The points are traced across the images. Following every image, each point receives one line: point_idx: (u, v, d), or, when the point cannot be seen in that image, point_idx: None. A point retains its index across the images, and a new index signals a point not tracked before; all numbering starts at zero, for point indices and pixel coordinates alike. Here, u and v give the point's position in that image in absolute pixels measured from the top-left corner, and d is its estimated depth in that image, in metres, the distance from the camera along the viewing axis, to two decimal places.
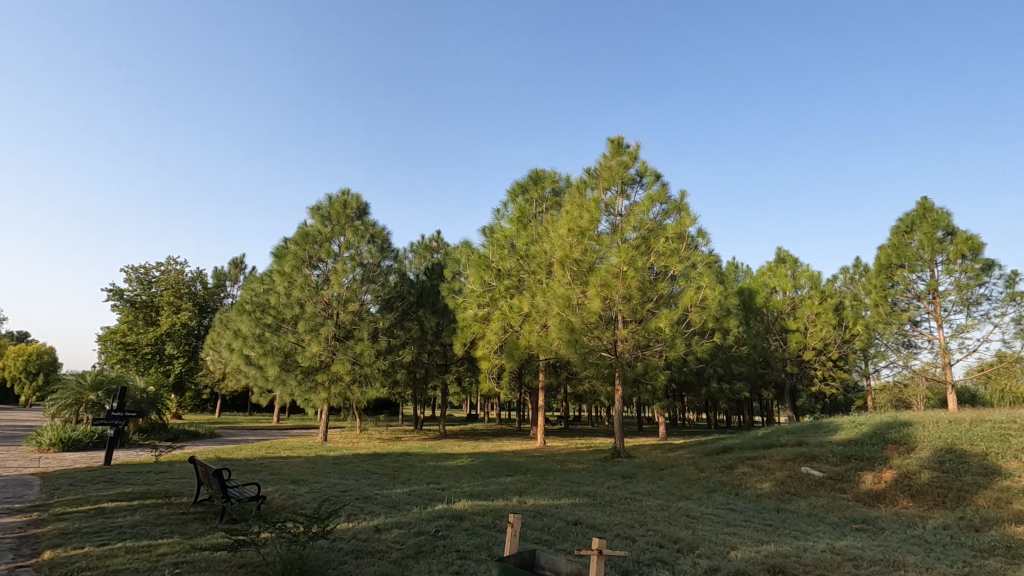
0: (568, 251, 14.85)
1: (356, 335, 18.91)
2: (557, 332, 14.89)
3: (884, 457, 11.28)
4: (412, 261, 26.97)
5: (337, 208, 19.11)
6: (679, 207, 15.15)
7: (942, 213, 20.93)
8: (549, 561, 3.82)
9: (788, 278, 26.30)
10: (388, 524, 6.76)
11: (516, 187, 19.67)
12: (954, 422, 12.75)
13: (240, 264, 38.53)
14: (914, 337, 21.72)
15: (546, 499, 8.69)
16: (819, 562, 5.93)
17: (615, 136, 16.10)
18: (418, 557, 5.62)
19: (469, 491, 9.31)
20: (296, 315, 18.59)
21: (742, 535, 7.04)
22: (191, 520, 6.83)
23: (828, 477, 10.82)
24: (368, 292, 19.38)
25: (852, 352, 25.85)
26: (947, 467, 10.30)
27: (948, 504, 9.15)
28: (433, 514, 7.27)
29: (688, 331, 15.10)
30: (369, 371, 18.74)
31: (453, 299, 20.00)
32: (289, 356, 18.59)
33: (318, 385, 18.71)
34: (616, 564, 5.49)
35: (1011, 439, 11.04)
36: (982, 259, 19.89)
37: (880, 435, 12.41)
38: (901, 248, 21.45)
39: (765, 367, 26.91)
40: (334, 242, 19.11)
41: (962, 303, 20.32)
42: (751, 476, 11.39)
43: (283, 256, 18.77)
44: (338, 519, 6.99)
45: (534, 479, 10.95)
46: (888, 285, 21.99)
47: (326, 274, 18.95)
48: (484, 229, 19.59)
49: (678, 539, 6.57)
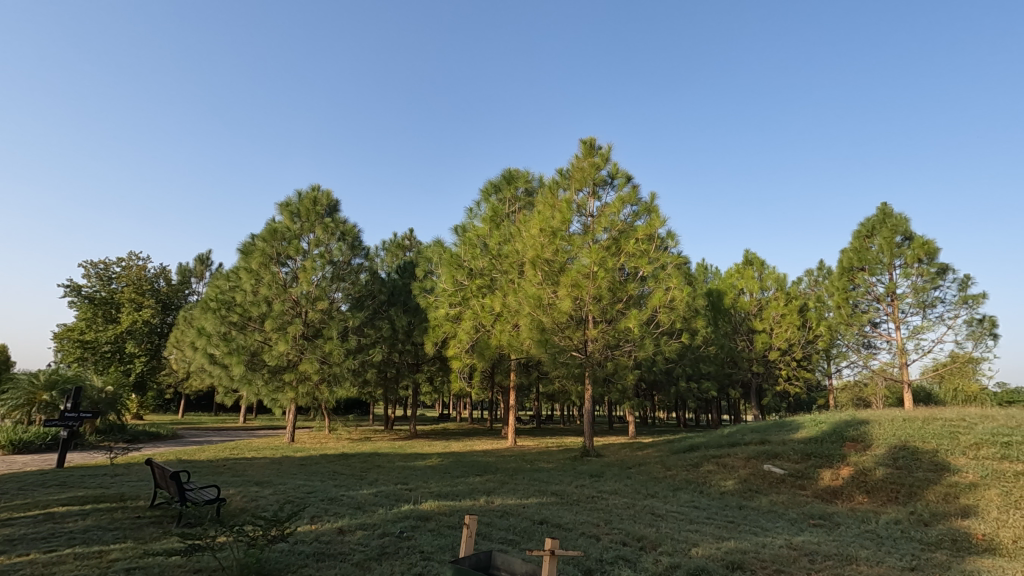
0: (539, 250, 14.89)
1: (325, 333, 18.65)
2: (528, 332, 14.92)
3: (842, 454, 11.64)
4: (384, 260, 26.74)
5: (307, 205, 18.74)
6: (649, 209, 15.36)
7: (900, 219, 21.67)
8: (504, 561, 3.83)
9: (755, 279, 26.85)
10: (352, 526, 6.69)
11: (489, 186, 19.66)
12: (908, 420, 13.23)
13: (207, 260, 37.57)
14: (873, 338, 22.48)
15: (513, 499, 8.70)
16: (777, 557, 6.08)
17: (588, 137, 16.23)
18: (381, 559, 5.56)
19: (436, 491, 9.25)
20: (263, 313, 18.21)
21: (704, 532, 7.18)
22: (147, 524, 6.61)
23: (788, 475, 11.11)
24: (338, 290, 19.12)
25: (815, 352, 26.65)
26: (900, 464, 10.69)
27: (900, 499, 9.49)
28: (398, 515, 7.20)
29: (657, 331, 15.32)
30: (339, 371, 18.48)
31: (425, 298, 19.89)
32: (255, 354, 18.21)
33: (285, 385, 18.40)
34: (578, 563, 5.53)
35: (960, 436, 11.51)
36: (937, 263, 20.71)
37: (839, 432, 12.81)
38: (862, 252, 22.17)
39: (732, 367, 27.48)
40: (303, 239, 18.76)
41: (918, 305, 21.13)
42: (715, 474, 11.62)
43: (250, 253, 18.32)
44: (300, 522, 6.85)
45: (502, 479, 10.94)
46: (850, 287, 22.71)
47: (295, 272, 18.60)
48: (457, 228, 19.56)
49: (641, 537, 6.66)
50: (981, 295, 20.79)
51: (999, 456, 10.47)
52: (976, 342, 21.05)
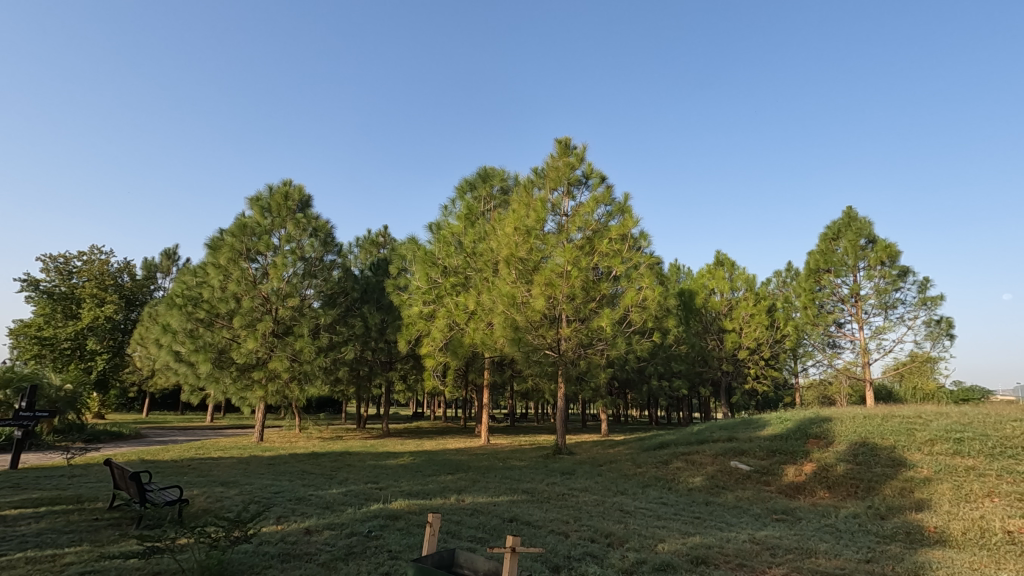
0: (513, 249, 14.91)
1: (295, 331, 18.35)
2: (501, 330, 14.88)
3: (805, 451, 11.97)
4: (358, 257, 26.49)
5: (278, 200, 18.38)
6: (622, 209, 15.51)
7: (864, 222, 22.34)
8: (468, 560, 3.85)
9: (726, 280, 27.33)
10: (320, 526, 6.60)
11: (465, 184, 19.60)
12: (868, 417, 13.67)
13: (174, 255, 36.57)
14: (838, 338, 23.13)
15: (484, 497, 8.71)
16: (740, 552, 6.22)
17: (562, 136, 16.33)
18: (348, 559, 5.50)
19: (407, 490, 9.17)
20: (232, 310, 17.85)
21: (671, 527, 7.30)
22: (104, 526, 6.42)
23: (754, 471, 11.37)
24: (310, 287, 18.83)
25: (782, 352, 27.31)
26: (860, 460, 11.05)
27: (859, 494, 9.80)
28: (367, 514, 7.13)
29: (629, 330, 15.48)
30: (310, 369, 18.20)
31: (399, 295, 19.74)
32: (223, 352, 17.84)
33: (254, 383, 18.06)
34: (546, 560, 5.56)
35: (916, 433, 11.94)
36: (898, 266, 21.44)
37: (803, 430, 13.17)
38: (828, 254, 22.80)
39: (703, 366, 27.97)
40: (274, 235, 18.41)
41: (880, 306, 21.83)
42: (683, 470, 11.83)
43: (218, 248, 17.88)
44: (265, 522, 6.73)
45: (474, 477, 10.95)
46: (816, 289, 23.34)
47: (265, 268, 18.24)
48: (431, 225, 19.45)
49: (610, 533, 6.74)
50: (939, 297, 21.60)
51: (952, 451, 10.90)
52: (934, 342, 21.85)
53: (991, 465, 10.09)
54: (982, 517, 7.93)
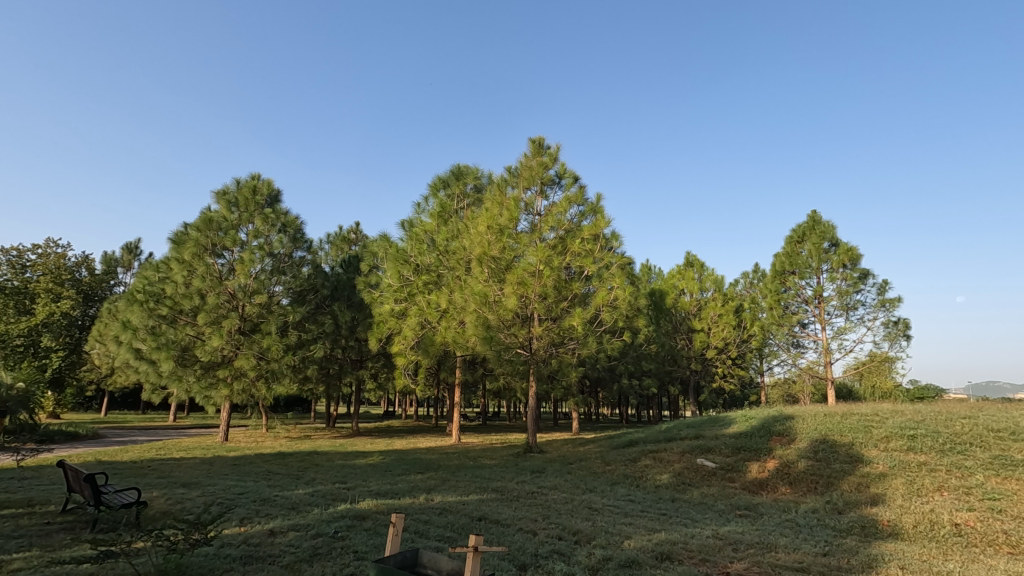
0: (486, 248, 14.89)
1: (263, 328, 18.00)
2: (473, 329, 14.80)
3: (769, 448, 12.30)
4: (329, 253, 26.10)
5: (246, 194, 17.97)
6: (595, 209, 15.65)
7: (828, 226, 23.04)
8: (431, 560, 3.85)
9: (695, 281, 27.84)
10: (284, 527, 6.46)
11: (438, 182, 19.47)
12: (829, 415, 14.11)
13: (135, 249, 35.42)
14: (802, 338, 23.76)
15: (453, 496, 8.70)
16: (703, 547, 6.34)
17: (536, 136, 16.41)
18: (312, 561, 5.41)
19: (376, 490, 9.06)
20: (196, 307, 17.37)
21: (637, 525, 7.41)
22: (57, 531, 6.18)
23: (719, 468, 11.63)
24: (278, 283, 18.45)
25: (749, 351, 27.96)
26: (820, 456, 11.39)
27: (819, 490, 10.12)
28: (334, 514, 7.03)
29: (600, 330, 15.62)
30: (277, 367, 17.84)
31: (370, 293, 19.53)
32: (186, 350, 17.38)
33: (219, 381, 17.65)
34: (513, 558, 5.59)
35: (873, 430, 12.38)
36: (859, 268, 22.17)
37: (767, 427, 13.51)
38: (794, 256, 23.44)
39: (672, 364, 28.44)
40: (241, 230, 17.96)
41: (842, 307, 22.53)
42: (652, 468, 12.01)
43: (182, 243, 17.38)
44: (226, 524, 6.57)
45: (444, 476, 10.92)
46: (782, 290, 23.96)
47: (232, 264, 17.80)
48: (404, 222, 19.30)
49: (577, 531, 6.80)
50: (897, 299, 22.41)
51: (906, 448, 11.34)
52: (892, 343, 22.65)
53: (942, 460, 10.53)
54: (932, 510, 8.28)
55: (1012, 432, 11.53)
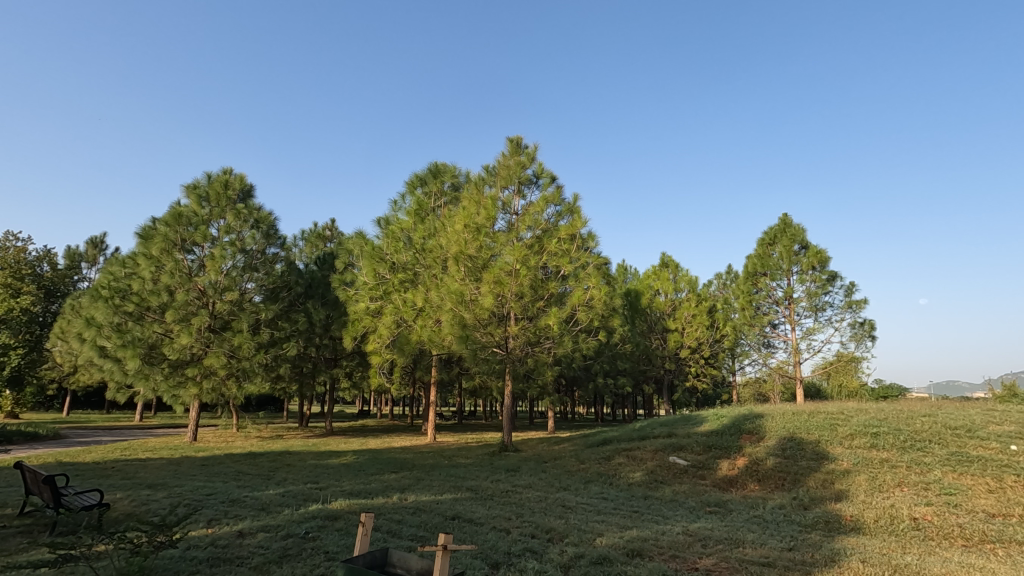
0: (463, 247, 14.87)
1: (234, 326, 17.65)
2: (449, 327, 14.74)
3: (738, 446, 12.56)
4: (303, 250, 25.71)
5: (217, 188, 17.57)
6: (572, 209, 15.75)
7: (798, 229, 23.60)
8: (401, 559, 3.85)
9: (670, 281, 28.24)
10: (253, 529, 6.35)
11: (415, 179, 19.36)
12: (797, 413, 14.45)
13: (100, 244, 34.32)
14: (773, 338, 24.25)
15: (427, 495, 8.66)
16: (673, 544, 6.44)
17: (514, 136, 16.44)
18: (282, 562, 5.32)
19: (348, 490, 8.97)
20: (164, 303, 16.93)
21: (610, 522, 7.49)
22: (13, 535, 5.96)
23: (690, 466, 11.83)
24: (250, 280, 18.11)
25: (721, 351, 28.46)
26: (788, 454, 11.69)
27: (786, 486, 10.38)
28: (304, 514, 6.95)
29: (576, 330, 15.73)
30: (248, 366, 17.53)
31: (345, 291, 19.31)
32: (153, 348, 16.96)
33: (188, 380, 17.24)
34: (485, 556, 5.59)
35: (838, 428, 12.75)
36: (828, 270, 22.77)
37: (737, 426, 13.77)
38: (765, 258, 23.95)
39: (647, 364, 28.79)
40: (212, 226, 17.57)
41: (811, 308, 23.10)
42: (625, 466, 12.15)
43: (150, 238, 16.91)
44: (193, 526, 6.44)
45: (419, 475, 10.87)
46: (754, 291, 24.43)
47: (202, 260, 17.42)
48: (380, 220, 19.14)
49: (550, 529, 6.85)
50: (863, 300, 23.08)
51: (869, 445, 11.69)
52: (858, 343, 23.31)
53: (902, 457, 10.91)
54: (893, 505, 8.56)
55: (968, 429, 12.00)
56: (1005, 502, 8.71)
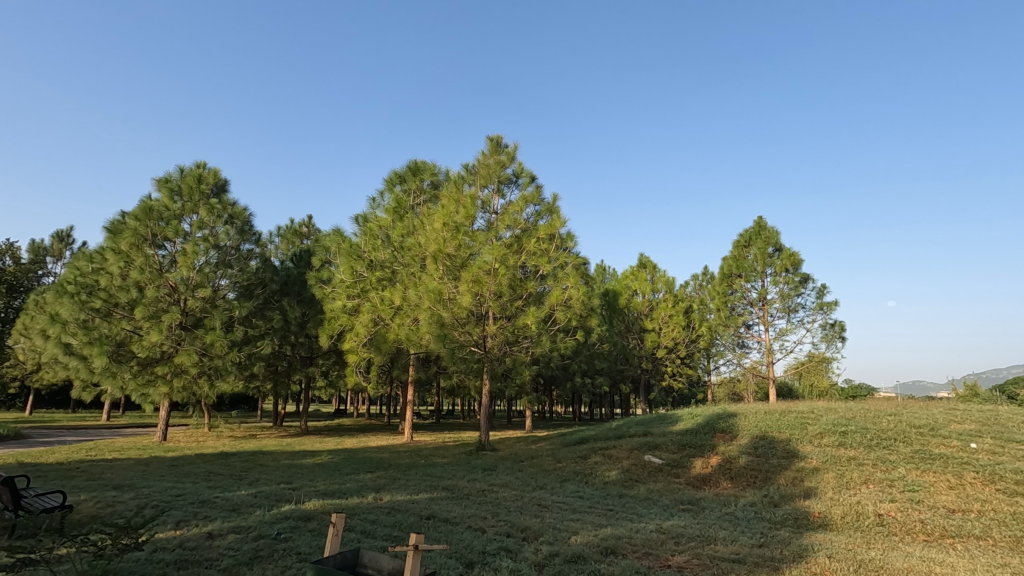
0: (441, 245, 14.81)
1: (206, 324, 17.28)
2: (427, 326, 14.67)
3: (712, 444, 12.77)
4: (279, 247, 25.29)
5: (190, 182, 17.17)
6: (551, 209, 15.80)
7: (772, 232, 24.04)
8: (372, 559, 3.83)
9: (647, 282, 28.56)
10: (223, 530, 6.23)
11: (394, 176, 19.20)
12: (769, 413, 14.73)
13: (66, 238, 33.31)
14: (746, 338, 24.68)
15: (402, 495, 8.61)
16: (646, 541, 6.52)
17: (494, 135, 16.42)
18: (252, 564, 5.23)
19: (322, 490, 8.86)
20: (133, 300, 16.56)
21: (585, 520, 7.55)
22: None
23: (665, 464, 11.99)
24: (224, 277, 17.76)
25: (696, 351, 28.87)
26: (760, 452, 11.92)
27: (758, 484, 10.58)
28: (277, 515, 6.85)
29: (554, 329, 15.78)
30: (221, 364, 17.18)
31: (321, 289, 19.06)
32: (121, 345, 16.55)
33: (157, 378, 16.83)
34: (459, 556, 5.57)
35: (808, 426, 13.04)
36: (800, 273, 23.26)
37: (711, 425, 13.99)
38: (740, 260, 24.36)
39: (624, 363, 29.04)
40: (184, 221, 17.16)
41: (784, 310, 23.57)
42: (601, 465, 12.26)
43: (119, 232, 16.45)
44: (160, 527, 6.29)
45: (395, 475, 10.78)
46: (729, 292, 24.80)
47: (174, 256, 17.00)
48: (358, 217, 18.94)
49: (526, 527, 6.87)
50: (834, 302, 23.64)
51: (837, 443, 11.99)
52: (828, 344, 23.87)
53: (868, 455, 11.21)
54: (859, 502, 8.81)
55: (931, 428, 12.39)
56: (965, 498, 9.02)
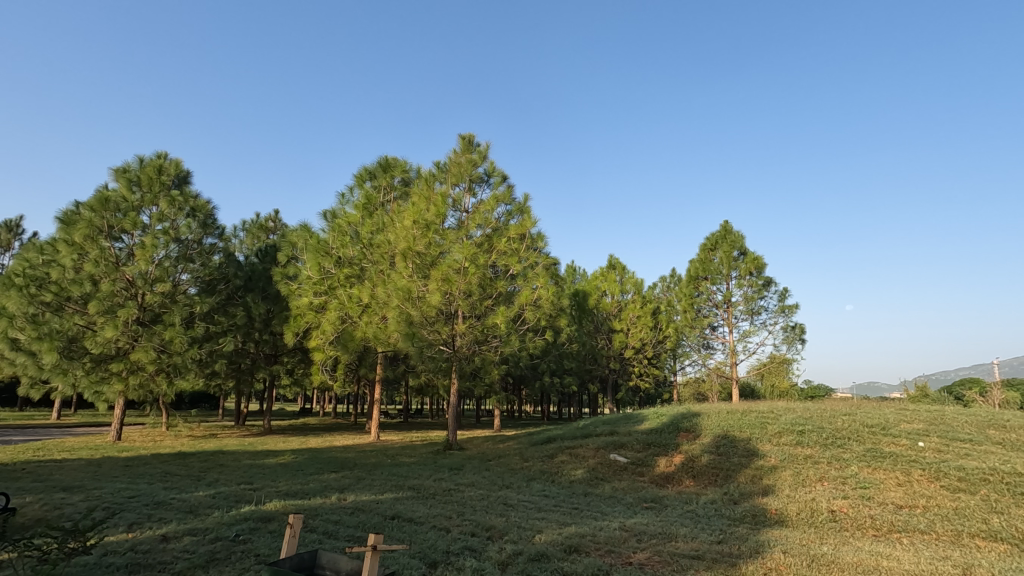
0: (411, 243, 14.69)
1: (165, 319, 16.72)
2: (395, 324, 14.57)
3: (676, 443, 13.02)
4: (243, 241, 24.65)
5: (150, 172, 16.56)
6: (522, 209, 15.84)
7: (738, 236, 24.62)
8: (329, 561, 3.79)
9: (617, 283, 28.93)
10: (178, 532, 6.04)
11: (364, 172, 18.90)
12: (731, 412, 15.07)
13: (15, 227, 31.81)
14: (711, 339, 25.22)
15: (367, 495, 8.51)
16: (609, 539, 6.61)
17: (467, 133, 16.38)
18: (209, 567, 5.09)
19: (283, 491, 8.68)
20: (87, 294, 15.91)
21: (549, 518, 7.61)
22: None
23: (630, 463, 12.17)
24: (185, 271, 17.22)
25: (663, 351, 29.36)
26: (721, 451, 12.21)
27: (719, 482, 10.84)
28: (235, 516, 6.68)
29: (523, 329, 15.82)
30: (180, 362, 16.65)
31: (287, 285, 18.69)
32: (73, 341, 15.84)
33: (112, 375, 16.20)
34: (423, 556, 5.54)
35: (768, 426, 13.41)
36: (763, 276, 23.91)
37: (675, 424, 14.27)
38: (707, 263, 24.87)
39: (592, 363, 29.33)
40: (143, 213, 16.56)
41: (748, 312, 24.17)
42: (567, 463, 12.38)
43: (72, 223, 15.77)
44: (111, 530, 6.05)
45: (359, 475, 10.65)
46: (695, 294, 25.30)
47: (132, 249, 16.39)
48: (326, 212, 18.62)
49: (490, 526, 6.87)
50: (794, 305, 24.37)
51: (795, 442, 12.38)
52: (789, 345, 24.60)
53: (824, 453, 11.62)
54: (814, 499, 9.12)
55: (883, 427, 12.91)
56: (911, 494, 9.44)
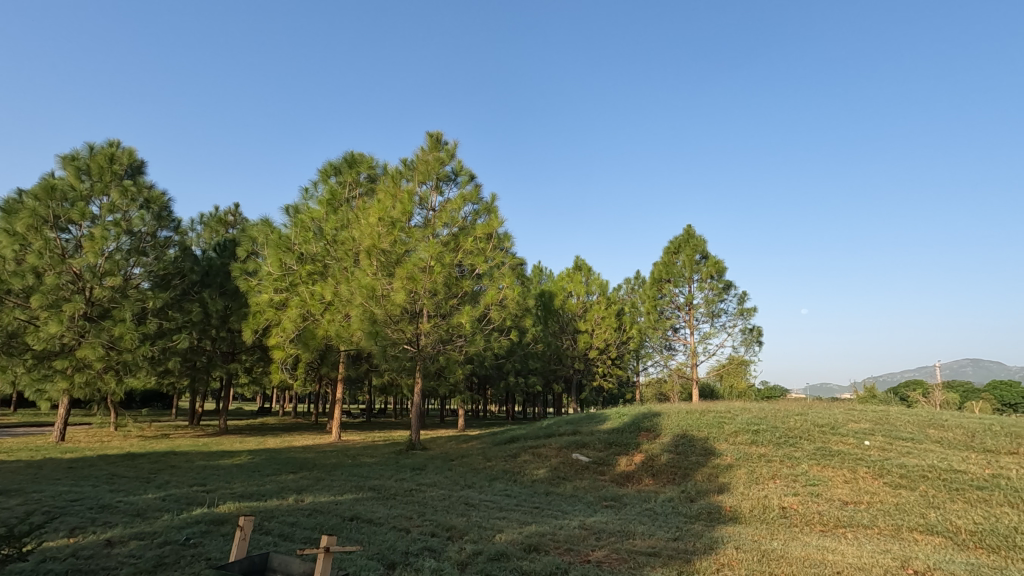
0: (376, 240, 14.50)
1: (115, 315, 16.01)
2: (358, 323, 14.42)
3: (637, 443, 13.24)
4: (201, 235, 23.86)
5: (99, 161, 15.86)
6: (489, 209, 15.83)
7: (700, 240, 25.21)
8: (281, 563, 3.70)
9: (582, 284, 29.28)
10: (124, 537, 5.81)
11: (329, 168, 18.55)
12: (691, 412, 15.41)
13: None
14: (673, 340, 25.76)
15: (325, 496, 8.36)
16: (568, 538, 6.68)
17: (434, 131, 16.29)
18: (155, 572, 4.92)
19: (239, 492, 8.44)
20: (29, 287, 15.11)
21: (510, 518, 7.65)
22: None
23: (591, 462, 12.32)
24: (137, 265, 16.62)
25: (626, 352, 29.81)
26: (680, 450, 12.48)
27: (677, 480, 11.09)
28: (187, 519, 6.46)
29: (488, 329, 15.79)
30: (131, 359, 16.01)
31: (246, 281, 18.18)
32: (13, 336, 15.08)
33: (56, 372, 15.49)
34: (381, 557, 5.49)
35: (724, 425, 13.78)
36: (724, 280, 24.57)
37: (636, 424, 14.51)
38: (670, 266, 25.37)
39: (557, 363, 29.54)
40: (92, 203, 15.83)
41: (708, 314, 24.78)
42: (530, 463, 12.43)
43: (14, 212, 14.94)
44: (51, 536, 5.76)
45: (318, 476, 10.45)
46: (658, 296, 25.77)
47: (80, 240, 15.60)
48: (288, 207, 18.20)
49: (451, 526, 6.85)
50: (752, 309, 25.13)
51: (749, 441, 12.77)
52: (747, 347, 25.33)
53: (777, 452, 12.02)
54: (766, 496, 9.44)
55: (832, 427, 13.44)
56: (857, 491, 9.87)
